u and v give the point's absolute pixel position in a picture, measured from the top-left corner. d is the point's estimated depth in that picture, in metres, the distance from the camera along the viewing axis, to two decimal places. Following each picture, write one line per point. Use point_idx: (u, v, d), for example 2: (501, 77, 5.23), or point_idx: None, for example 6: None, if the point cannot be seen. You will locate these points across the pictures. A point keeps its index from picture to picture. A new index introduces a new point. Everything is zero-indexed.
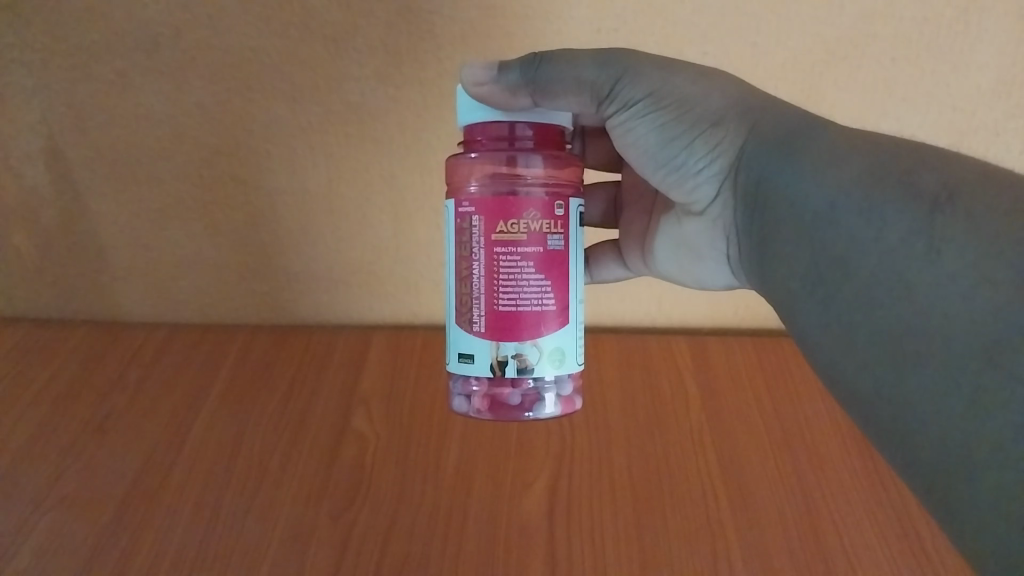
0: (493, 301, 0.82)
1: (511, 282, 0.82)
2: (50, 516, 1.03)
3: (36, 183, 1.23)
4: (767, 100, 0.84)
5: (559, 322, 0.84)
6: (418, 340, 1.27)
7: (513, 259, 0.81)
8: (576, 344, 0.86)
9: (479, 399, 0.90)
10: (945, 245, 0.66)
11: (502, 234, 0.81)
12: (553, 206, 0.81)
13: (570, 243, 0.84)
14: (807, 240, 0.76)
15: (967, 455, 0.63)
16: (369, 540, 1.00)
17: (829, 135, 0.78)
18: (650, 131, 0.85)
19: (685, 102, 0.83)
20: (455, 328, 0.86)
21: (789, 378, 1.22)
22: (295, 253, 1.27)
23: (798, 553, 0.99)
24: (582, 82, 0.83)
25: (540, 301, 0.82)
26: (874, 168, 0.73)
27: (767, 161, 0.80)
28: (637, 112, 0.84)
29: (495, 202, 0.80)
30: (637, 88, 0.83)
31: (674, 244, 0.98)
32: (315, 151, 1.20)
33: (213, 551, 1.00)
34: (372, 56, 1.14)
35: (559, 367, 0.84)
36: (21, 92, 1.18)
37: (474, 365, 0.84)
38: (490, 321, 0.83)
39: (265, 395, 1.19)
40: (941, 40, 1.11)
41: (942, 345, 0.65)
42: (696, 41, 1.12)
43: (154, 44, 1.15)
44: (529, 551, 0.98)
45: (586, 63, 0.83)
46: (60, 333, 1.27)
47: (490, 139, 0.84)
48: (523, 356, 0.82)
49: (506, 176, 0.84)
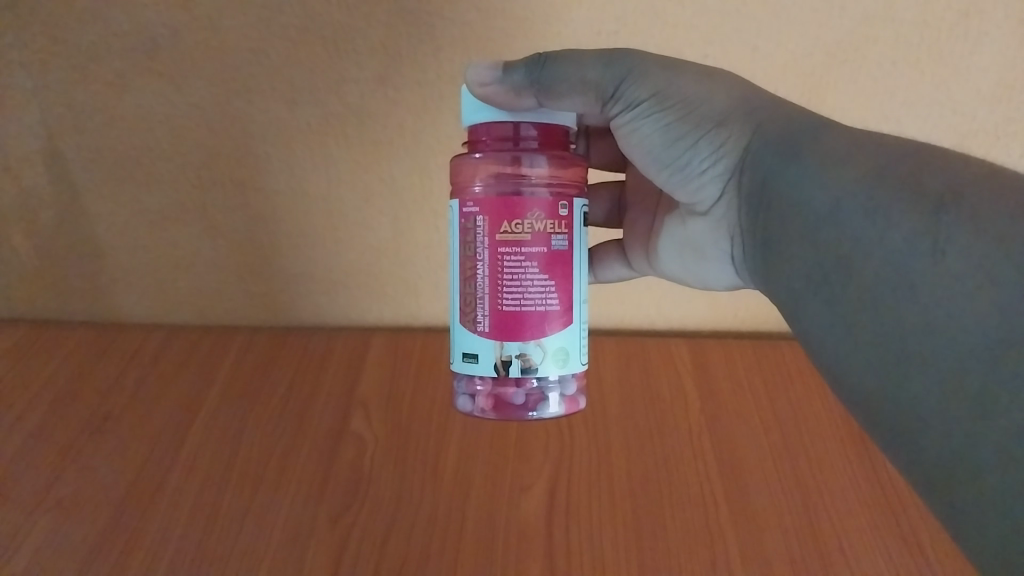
0: (497, 301, 0.82)
1: (514, 282, 0.81)
2: (49, 518, 1.02)
3: (35, 184, 1.23)
4: (771, 101, 0.84)
5: (563, 322, 0.84)
6: (417, 341, 1.27)
7: (517, 259, 0.81)
8: (580, 344, 0.85)
9: (483, 399, 0.90)
10: (949, 246, 0.66)
11: (506, 234, 0.80)
12: (557, 206, 0.81)
13: (575, 244, 0.84)
14: (811, 241, 0.76)
15: (969, 457, 0.63)
16: (369, 542, 1.00)
17: (834, 135, 0.78)
18: (655, 130, 0.85)
19: (690, 102, 0.83)
20: (459, 327, 0.86)
21: (788, 380, 1.22)
22: (295, 254, 1.27)
23: (798, 556, 0.99)
24: (587, 83, 0.83)
25: (543, 300, 0.82)
26: (878, 168, 0.73)
27: (772, 161, 0.80)
28: (642, 112, 0.84)
29: (500, 202, 0.80)
30: (641, 89, 0.83)
31: (678, 244, 0.98)
32: (315, 152, 1.20)
33: (212, 553, 0.99)
34: (372, 57, 1.14)
35: (563, 367, 0.84)
36: (20, 92, 1.17)
37: (479, 365, 0.84)
38: (494, 321, 0.83)
39: (264, 397, 1.19)
40: (941, 42, 1.11)
41: (947, 346, 0.65)
42: (696, 43, 1.12)
43: (154, 45, 1.15)
44: (529, 554, 0.98)
45: (591, 63, 0.83)
46: (59, 334, 1.27)
47: (495, 139, 0.84)
48: (526, 356, 0.82)
49: (511, 175, 0.84)
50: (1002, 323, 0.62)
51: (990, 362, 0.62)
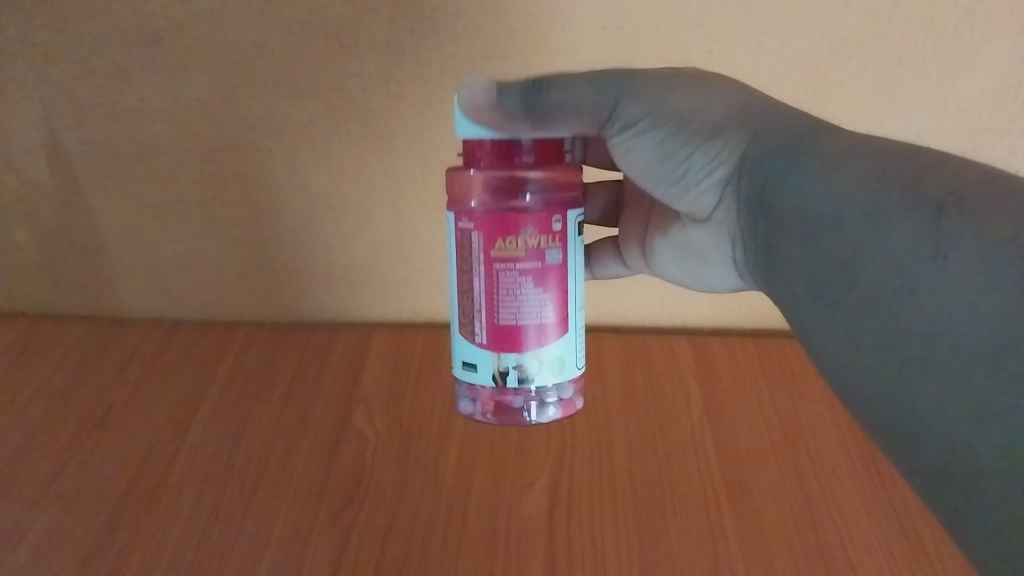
0: (493, 315, 0.83)
1: (510, 298, 0.82)
2: (47, 514, 1.01)
3: (36, 178, 1.23)
4: (769, 105, 0.83)
5: (559, 332, 0.84)
6: (417, 339, 1.29)
7: (512, 276, 0.81)
8: (577, 351, 0.86)
9: (484, 404, 0.92)
10: (951, 250, 0.65)
11: (501, 251, 0.80)
12: (550, 220, 0.81)
13: (570, 256, 0.83)
14: (813, 245, 0.75)
15: (974, 462, 0.62)
16: (368, 539, 0.97)
17: (834, 139, 0.78)
18: (653, 144, 0.85)
19: (686, 114, 0.82)
20: (459, 336, 0.88)
21: (787, 380, 1.23)
22: (297, 251, 1.28)
23: (806, 554, 0.97)
24: (583, 103, 0.81)
25: (539, 313, 0.83)
26: (879, 172, 0.72)
27: (771, 167, 0.79)
28: (639, 128, 0.83)
29: (495, 219, 0.80)
30: (637, 105, 0.82)
31: (678, 247, 0.98)
32: (316, 148, 1.20)
33: (207, 548, 0.97)
34: (375, 53, 1.13)
35: (559, 375, 0.85)
36: (22, 87, 1.17)
37: (478, 374, 0.86)
38: (491, 334, 0.83)
39: (264, 393, 1.20)
40: (949, 40, 1.10)
41: (949, 351, 0.64)
42: (701, 40, 1.11)
43: (155, 39, 1.13)
44: (530, 551, 0.95)
45: (585, 83, 0.81)
46: (63, 328, 1.31)
47: (491, 154, 0.83)
48: (523, 366, 0.83)
49: (506, 190, 0.83)
50: (1003, 328, 0.61)
51: (993, 368, 0.62)
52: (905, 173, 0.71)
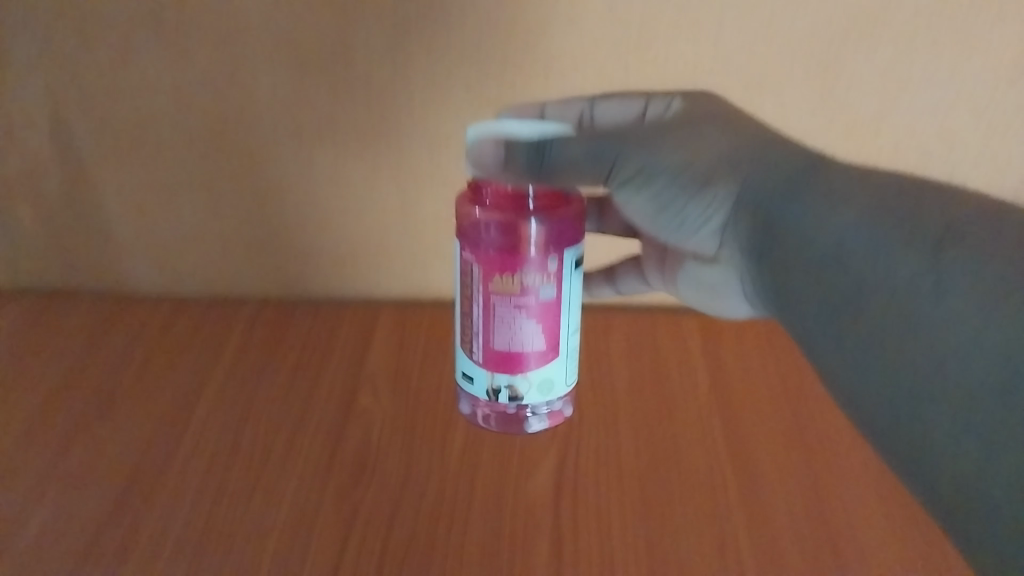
0: (490, 340, 0.94)
1: (504, 327, 0.93)
2: (51, 496, 1.00)
3: (37, 155, 1.22)
4: (771, 147, 0.84)
5: (549, 357, 0.95)
6: (425, 316, 1.32)
7: (508, 308, 0.92)
8: (565, 374, 0.97)
9: (486, 411, 1.09)
10: (949, 291, 0.65)
11: (499, 286, 0.91)
12: (546, 261, 0.90)
13: (563, 291, 0.93)
14: (814, 278, 0.76)
15: (985, 490, 0.60)
16: (371, 527, 0.95)
17: (840, 176, 0.78)
18: (651, 199, 0.89)
19: (676, 169, 0.85)
20: (461, 351, 0.99)
21: (793, 366, 1.22)
22: (302, 231, 1.28)
23: (824, 543, 0.94)
24: (580, 165, 0.89)
25: (531, 342, 0.93)
26: (884, 206, 0.73)
27: (767, 206, 0.80)
28: (636, 186, 0.88)
29: (498, 257, 0.90)
30: (632, 166, 0.87)
31: (694, 280, 1.01)
32: (320, 125, 1.18)
33: (210, 534, 0.94)
34: (380, 30, 1.10)
35: (547, 395, 0.97)
36: (21, 64, 1.14)
37: (474, 387, 0.99)
38: (489, 356, 0.95)
39: (270, 369, 1.21)
40: (965, 21, 1.07)
41: (954, 386, 0.63)
42: (716, 17, 1.08)
43: (156, 13, 1.10)
44: (537, 537, 0.93)
45: (581, 149, 0.88)
46: (68, 308, 1.33)
47: (499, 195, 0.90)
48: (514, 387, 0.96)
49: (511, 231, 0.89)
50: (1007, 363, 0.61)
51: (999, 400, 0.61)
52: (908, 206, 0.72)
